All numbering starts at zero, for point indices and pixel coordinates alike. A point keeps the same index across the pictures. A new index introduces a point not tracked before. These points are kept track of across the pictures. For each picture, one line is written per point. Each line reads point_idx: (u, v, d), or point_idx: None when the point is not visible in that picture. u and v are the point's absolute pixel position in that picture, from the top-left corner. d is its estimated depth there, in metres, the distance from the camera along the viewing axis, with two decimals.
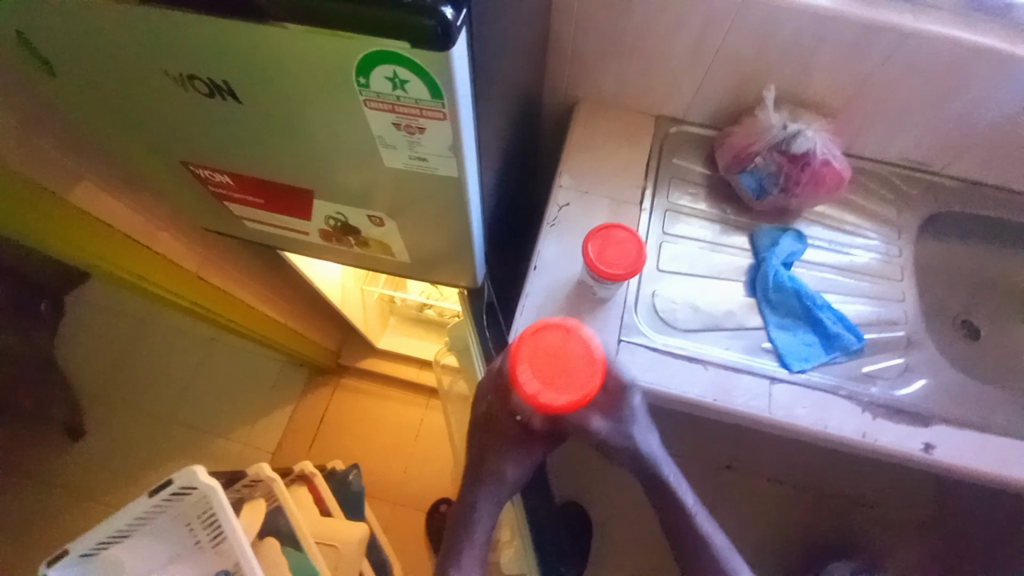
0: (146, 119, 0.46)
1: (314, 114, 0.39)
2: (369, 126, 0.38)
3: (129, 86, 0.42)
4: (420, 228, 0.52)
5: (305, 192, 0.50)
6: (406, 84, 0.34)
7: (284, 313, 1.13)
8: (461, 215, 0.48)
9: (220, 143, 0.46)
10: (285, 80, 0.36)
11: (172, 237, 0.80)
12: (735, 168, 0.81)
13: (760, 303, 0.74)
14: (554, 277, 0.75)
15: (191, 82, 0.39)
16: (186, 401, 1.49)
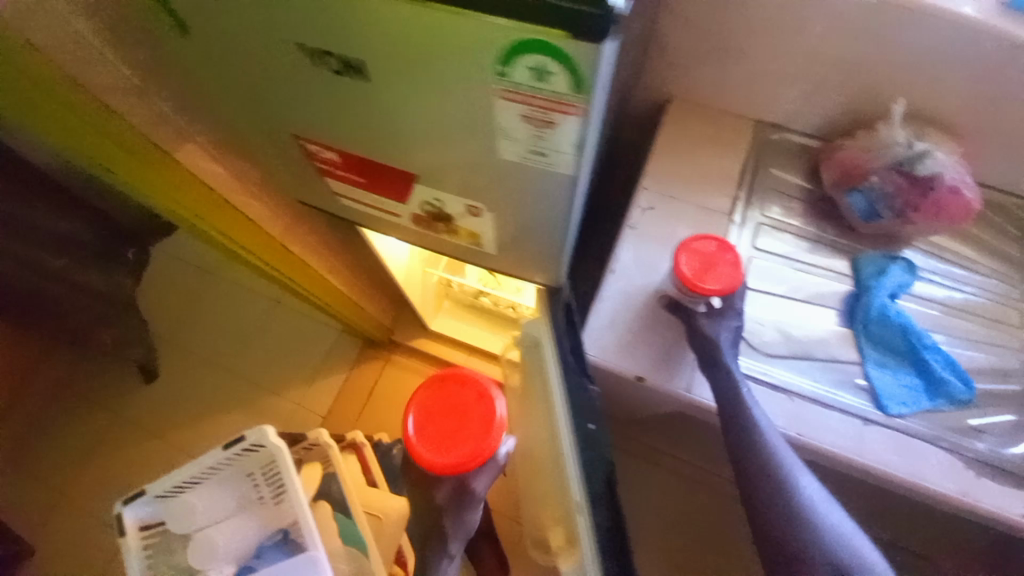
0: (266, 92, 0.47)
1: (440, 95, 0.38)
2: (495, 116, 0.37)
3: (257, 62, 0.43)
4: (516, 221, 0.51)
5: (408, 176, 0.50)
6: (549, 76, 0.32)
7: (349, 286, 1.16)
8: (564, 214, 0.47)
9: (333, 121, 0.47)
10: (419, 61, 0.36)
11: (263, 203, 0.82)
12: (843, 185, 0.75)
13: (858, 334, 0.70)
14: (631, 282, 0.72)
15: (324, 58, 0.39)
16: (245, 358, 1.58)
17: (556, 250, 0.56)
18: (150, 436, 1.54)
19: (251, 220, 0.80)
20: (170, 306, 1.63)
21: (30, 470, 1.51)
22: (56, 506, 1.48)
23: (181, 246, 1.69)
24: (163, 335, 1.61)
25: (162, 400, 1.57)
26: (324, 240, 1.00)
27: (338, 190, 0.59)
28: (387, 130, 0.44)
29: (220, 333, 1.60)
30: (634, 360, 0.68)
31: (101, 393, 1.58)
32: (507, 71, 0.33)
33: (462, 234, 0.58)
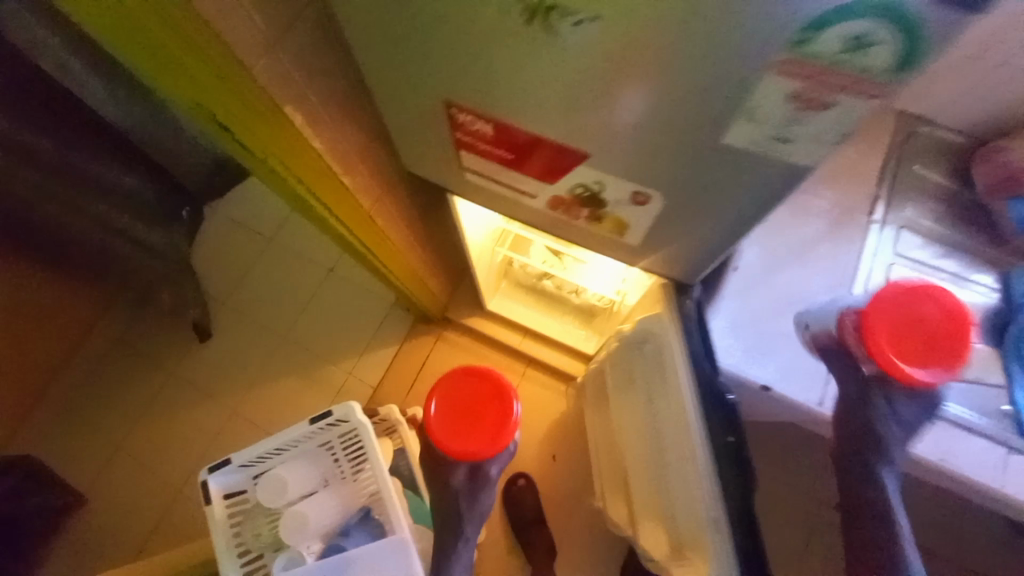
0: (433, 39, 0.44)
1: (692, 74, 0.38)
2: (757, 91, 0.37)
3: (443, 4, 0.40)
4: (691, 208, 0.52)
5: (579, 155, 0.50)
6: (868, 48, 0.32)
7: (418, 259, 1.13)
8: (771, 202, 0.47)
9: (512, 73, 0.44)
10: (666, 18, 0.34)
11: (363, 170, 0.78)
12: (1001, 193, 0.69)
13: (1007, 356, 0.66)
14: (758, 282, 0.67)
15: (549, 14, 0.37)
16: (301, 324, 1.61)
17: (725, 240, 0.56)
18: (203, 392, 1.58)
19: (349, 191, 0.77)
20: (225, 268, 1.65)
21: (89, 421, 1.55)
22: (116, 456, 1.53)
23: (238, 208, 1.69)
24: (217, 294, 1.64)
25: (215, 358, 1.60)
26: (406, 214, 0.97)
27: (479, 163, 0.60)
28: (579, 90, 0.43)
29: (276, 297, 1.63)
30: (761, 367, 0.64)
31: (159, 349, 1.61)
32: (814, 45, 0.33)
33: (606, 220, 0.59)
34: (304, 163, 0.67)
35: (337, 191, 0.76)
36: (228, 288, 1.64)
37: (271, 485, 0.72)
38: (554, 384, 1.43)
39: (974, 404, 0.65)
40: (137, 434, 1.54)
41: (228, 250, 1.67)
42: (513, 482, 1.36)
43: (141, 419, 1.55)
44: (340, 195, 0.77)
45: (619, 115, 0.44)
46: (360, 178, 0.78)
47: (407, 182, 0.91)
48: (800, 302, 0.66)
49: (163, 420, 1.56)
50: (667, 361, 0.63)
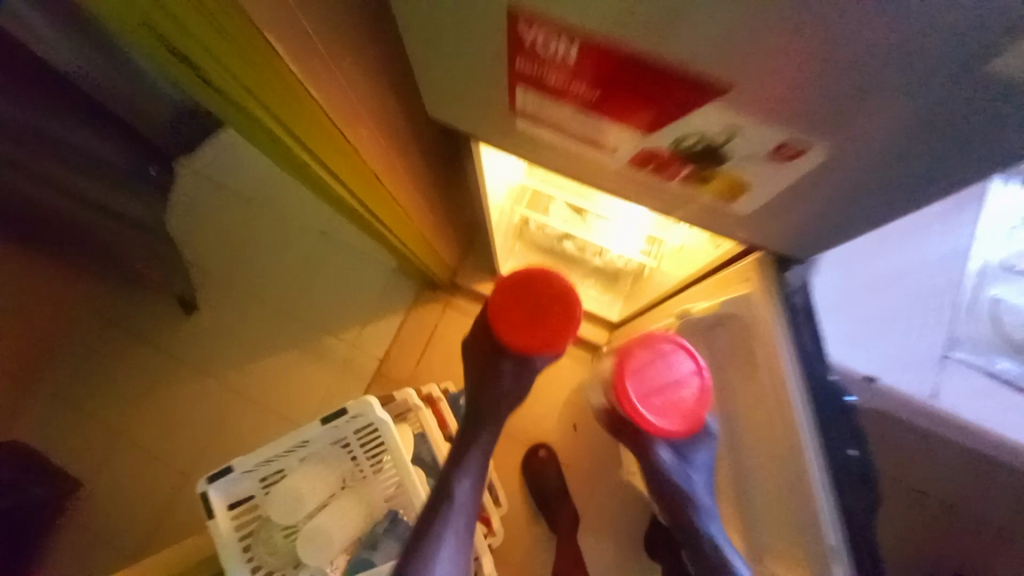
0: None
1: None
2: None
3: None
4: (841, 122, 0.38)
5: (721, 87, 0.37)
6: None
7: (428, 222, 1.00)
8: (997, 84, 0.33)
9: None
10: None
11: (370, 122, 0.64)
12: None
13: None
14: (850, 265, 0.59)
15: None
16: (297, 293, 1.49)
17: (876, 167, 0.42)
18: (197, 367, 1.49)
19: (358, 154, 0.66)
20: (210, 234, 1.52)
21: (83, 405, 1.46)
22: (117, 440, 1.45)
23: (216, 168, 1.54)
24: (203, 263, 1.51)
25: (207, 332, 1.50)
26: (418, 175, 0.84)
27: (539, 102, 0.47)
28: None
29: (269, 265, 1.51)
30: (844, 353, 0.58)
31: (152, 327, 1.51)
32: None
33: (717, 180, 0.50)
34: (300, 112, 0.53)
35: (339, 148, 0.62)
36: (215, 255, 1.51)
37: (282, 500, 0.63)
38: (573, 352, 1.35)
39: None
40: (131, 412, 1.46)
41: (212, 215, 1.53)
42: (534, 454, 1.30)
43: (134, 397, 1.47)
44: (344, 152, 0.64)
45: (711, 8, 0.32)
46: (370, 137, 0.66)
47: (420, 135, 0.77)
48: (903, 287, 0.58)
49: (157, 397, 1.47)
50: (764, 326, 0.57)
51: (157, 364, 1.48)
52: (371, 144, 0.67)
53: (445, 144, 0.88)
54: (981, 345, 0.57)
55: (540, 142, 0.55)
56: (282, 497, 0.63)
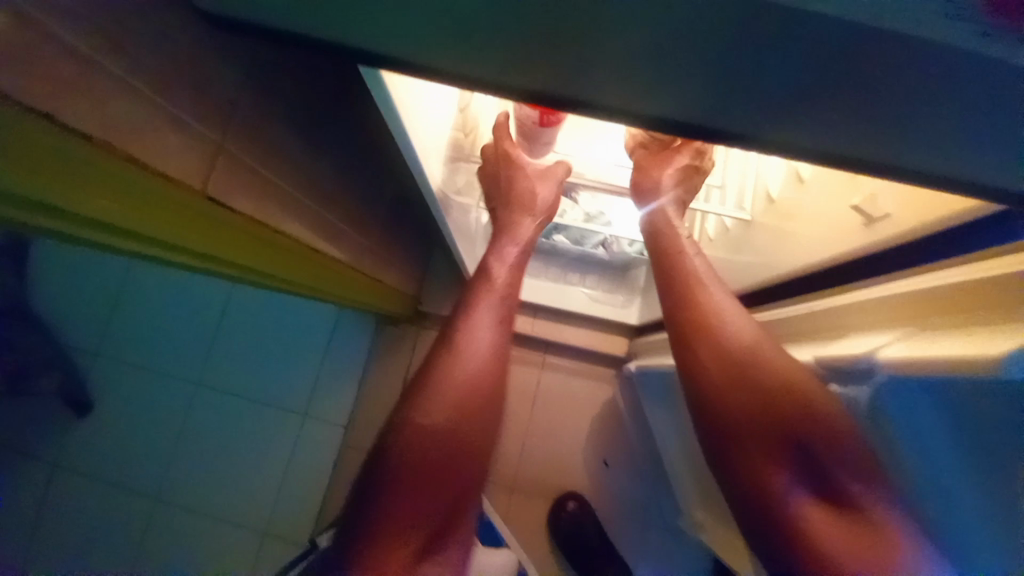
0: None
1: None
2: None
3: None
4: None
5: None
6: None
7: (358, 252, 0.65)
8: None
9: None
10: None
11: (161, 96, 0.28)
12: None
13: None
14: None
15: None
16: (219, 359, 1.14)
17: None
18: (100, 479, 1.12)
19: (126, 158, 0.27)
20: (88, 306, 1.15)
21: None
22: None
23: None
24: (84, 345, 1.14)
25: (110, 433, 1.14)
26: (317, 187, 0.49)
27: None
28: None
29: (177, 335, 1.15)
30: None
31: (37, 442, 1.13)
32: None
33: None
34: None
35: (83, 163, 0.25)
36: (98, 331, 1.14)
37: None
38: (587, 370, 1.08)
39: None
40: (23, 557, 1.09)
41: (87, 286, 1.16)
42: (560, 508, 1.01)
43: (21, 537, 1.10)
44: (104, 176, 0.26)
45: None
46: (135, 109, 0.26)
47: (304, 124, 0.43)
48: None
49: (53, 530, 1.10)
50: (920, 342, 0.29)
51: (46, 489, 1.11)
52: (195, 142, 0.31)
53: (356, 132, 0.54)
54: None
55: (544, 86, 0.23)
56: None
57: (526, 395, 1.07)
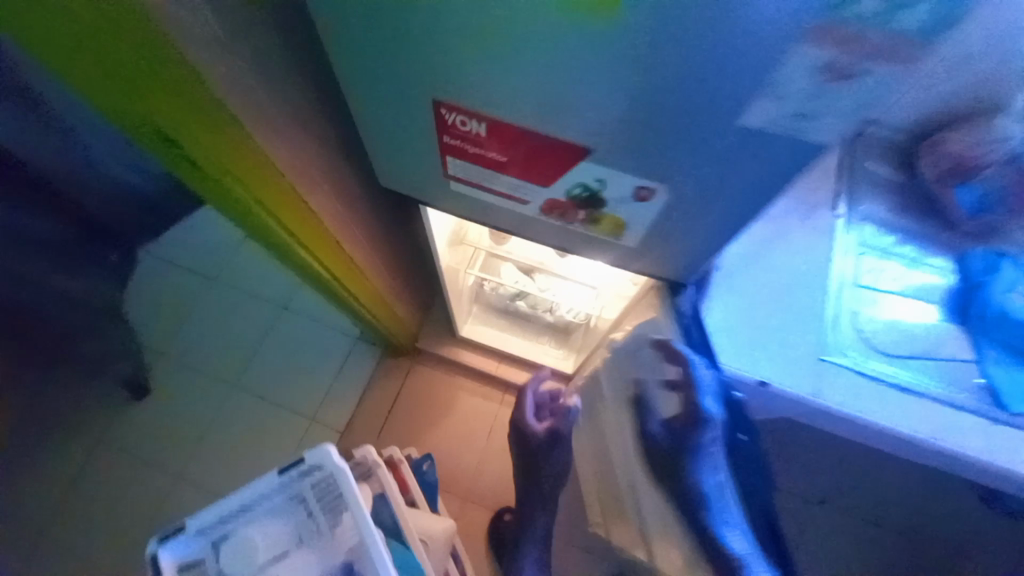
0: (429, 63, 0.38)
1: (709, 53, 0.30)
2: (779, 68, 0.29)
3: (445, 17, 0.34)
4: (672, 217, 0.46)
5: (578, 152, 0.41)
6: (902, 10, 0.25)
7: (383, 283, 1.03)
8: (747, 201, 0.41)
9: (513, 93, 0.38)
10: (739, 7, 0.27)
11: (320, 183, 0.68)
12: (950, 181, 0.71)
13: (1002, 338, 0.67)
14: (878, 251, 0.71)
15: (636, 7, 0.28)
16: (256, 365, 1.43)
17: (702, 244, 0.49)
18: (139, 455, 1.36)
19: (304, 203, 0.66)
20: (158, 313, 1.44)
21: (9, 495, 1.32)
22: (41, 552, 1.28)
23: (174, 249, 1.47)
24: (151, 344, 1.43)
25: (154, 420, 1.38)
26: (367, 233, 0.87)
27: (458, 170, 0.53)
28: (592, 107, 0.36)
29: (220, 342, 1.44)
30: (880, 404, 0.63)
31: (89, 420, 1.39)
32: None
33: (604, 220, 0.48)
34: (245, 168, 0.54)
35: (287, 202, 0.63)
36: (163, 334, 1.43)
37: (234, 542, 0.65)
38: None
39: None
40: (58, 515, 1.30)
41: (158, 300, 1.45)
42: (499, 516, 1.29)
43: (57, 499, 1.31)
44: (293, 209, 0.65)
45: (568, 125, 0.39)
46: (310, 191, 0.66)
47: (367, 200, 0.82)
48: None
49: (83, 496, 1.31)
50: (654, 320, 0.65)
51: (90, 459, 1.34)
52: (324, 202, 0.70)
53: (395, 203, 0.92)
54: (915, 256, 0.72)
55: (466, 210, 0.60)
56: (231, 544, 0.64)
57: (485, 421, 1.39)
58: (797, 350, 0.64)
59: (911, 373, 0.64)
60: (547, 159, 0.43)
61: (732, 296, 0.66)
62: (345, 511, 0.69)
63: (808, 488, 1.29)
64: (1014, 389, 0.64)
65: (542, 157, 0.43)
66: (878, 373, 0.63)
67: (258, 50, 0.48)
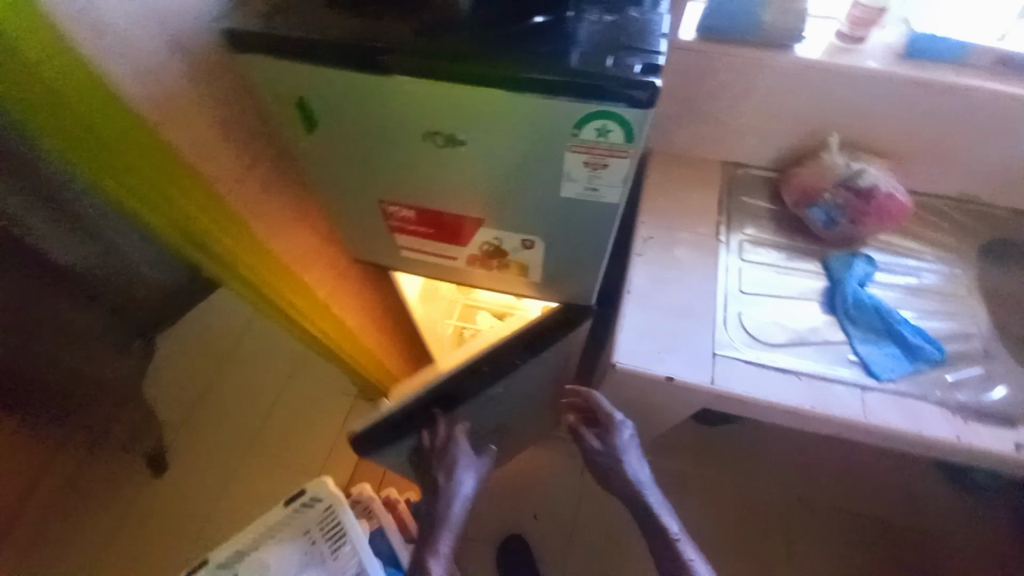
0: (366, 172, 0.58)
1: (520, 160, 0.49)
2: (561, 164, 0.48)
3: (370, 147, 0.54)
4: (558, 257, 0.63)
5: (475, 221, 0.59)
6: (608, 133, 0.44)
7: (372, 342, 1.18)
8: (598, 241, 0.58)
9: (421, 187, 0.57)
10: (524, 135, 0.47)
11: (309, 262, 0.86)
12: (804, 203, 0.88)
13: (863, 318, 0.82)
14: (761, 264, 0.88)
15: (469, 138, 0.49)
16: (267, 427, 1.51)
17: (588, 275, 0.65)
18: (155, 527, 1.38)
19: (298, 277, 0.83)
20: (179, 389, 1.55)
21: None
22: None
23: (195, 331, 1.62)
24: (172, 419, 1.51)
25: (173, 490, 1.42)
26: (354, 297, 1.04)
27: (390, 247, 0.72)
28: (472, 193, 0.55)
29: (240, 415, 1.52)
30: (783, 390, 0.76)
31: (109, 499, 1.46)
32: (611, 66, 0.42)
33: (512, 265, 0.66)
34: (251, 251, 0.72)
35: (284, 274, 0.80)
36: (184, 408, 1.53)
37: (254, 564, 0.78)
38: None
39: (935, 382, 0.76)
40: None
41: (180, 377, 1.57)
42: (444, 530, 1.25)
43: None
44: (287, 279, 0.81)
45: (461, 207, 0.58)
46: (301, 267, 0.84)
47: (349, 269, 1.00)
48: None
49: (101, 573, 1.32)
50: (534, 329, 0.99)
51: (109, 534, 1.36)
52: (318, 275, 0.89)
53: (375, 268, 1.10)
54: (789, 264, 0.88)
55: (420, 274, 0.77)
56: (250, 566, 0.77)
57: None
58: (697, 349, 0.80)
59: (796, 360, 0.78)
60: (444, 220, 0.61)
61: (639, 314, 0.83)
62: (345, 537, 0.82)
63: (796, 491, 1.28)
64: (879, 359, 0.78)
65: (444, 219, 0.61)
66: (764, 364, 0.78)
67: (258, 181, 0.71)
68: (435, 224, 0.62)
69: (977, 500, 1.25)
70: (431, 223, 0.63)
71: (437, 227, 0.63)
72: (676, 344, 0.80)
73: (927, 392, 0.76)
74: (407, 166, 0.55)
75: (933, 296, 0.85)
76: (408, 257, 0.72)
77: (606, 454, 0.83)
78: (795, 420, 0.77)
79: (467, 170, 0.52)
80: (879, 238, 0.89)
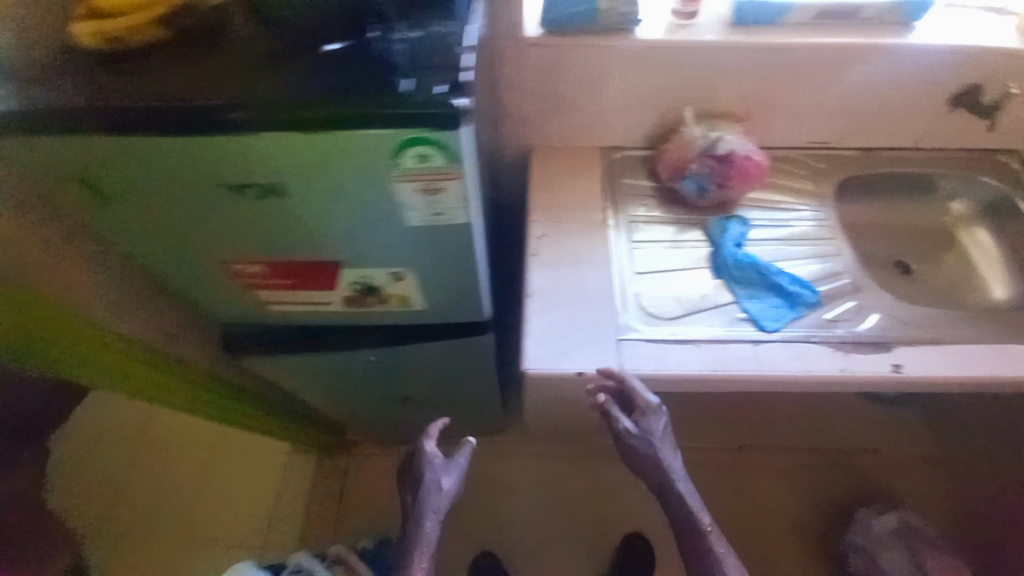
0: (196, 235, 0.54)
1: (352, 197, 0.47)
2: (396, 194, 0.47)
3: (190, 208, 0.50)
4: (434, 283, 0.60)
5: (332, 264, 0.56)
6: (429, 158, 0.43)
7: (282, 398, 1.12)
8: (465, 261, 0.56)
9: (261, 239, 0.53)
10: (345, 171, 0.45)
11: None
12: (676, 176, 0.91)
13: (747, 276, 0.86)
14: (650, 243, 0.90)
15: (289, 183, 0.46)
16: (197, 509, 1.36)
17: (471, 295, 0.63)
18: None
19: None
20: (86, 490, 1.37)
21: None
22: None
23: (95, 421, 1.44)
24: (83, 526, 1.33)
25: None
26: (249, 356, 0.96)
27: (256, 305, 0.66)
28: (316, 236, 0.52)
29: (173, 501, 1.36)
30: (686, 361, 0.78)
31: None
32: (413, 92, 0.41)
33: (391, 299, 0.62)
34: None
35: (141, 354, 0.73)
36: (96, 511, 1.35)
37: None
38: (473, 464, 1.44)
39: (816, 323, 0.82)
40: None
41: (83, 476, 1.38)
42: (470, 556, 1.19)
43: None
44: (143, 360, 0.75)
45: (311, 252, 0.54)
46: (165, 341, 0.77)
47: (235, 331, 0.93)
48: None
49: None
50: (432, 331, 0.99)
51: None
52: None
53: None
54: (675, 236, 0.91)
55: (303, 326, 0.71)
56: None
57: None
58: (602, 339, 0.80)
59: (694, 330, 0.81)
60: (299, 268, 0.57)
61: (542, 315, 0.82)
62: None
63: (735, 440, 1.35)
64: (765, 311, 0.83)
65: (299, 266, 0.56)
66: (665, 340, 0.80)
67: None
68: (291, 273, 0.58)
69: (886, 407, 1.38)
70: (287, 273, 0.57)
71: (295, 274, 0.58)
72: (581, 338, 0.80)
73: (811, 333, 0.81)
74: (238, 220, 0.51)
75: (803, 242, 0.91)
76: (280, 312, 0.67)
77: (642, 440, 0.76)
78: (706, 386, 0.79)
79: (301, 216, 0.50)
80: (749, 198, 0.94)
